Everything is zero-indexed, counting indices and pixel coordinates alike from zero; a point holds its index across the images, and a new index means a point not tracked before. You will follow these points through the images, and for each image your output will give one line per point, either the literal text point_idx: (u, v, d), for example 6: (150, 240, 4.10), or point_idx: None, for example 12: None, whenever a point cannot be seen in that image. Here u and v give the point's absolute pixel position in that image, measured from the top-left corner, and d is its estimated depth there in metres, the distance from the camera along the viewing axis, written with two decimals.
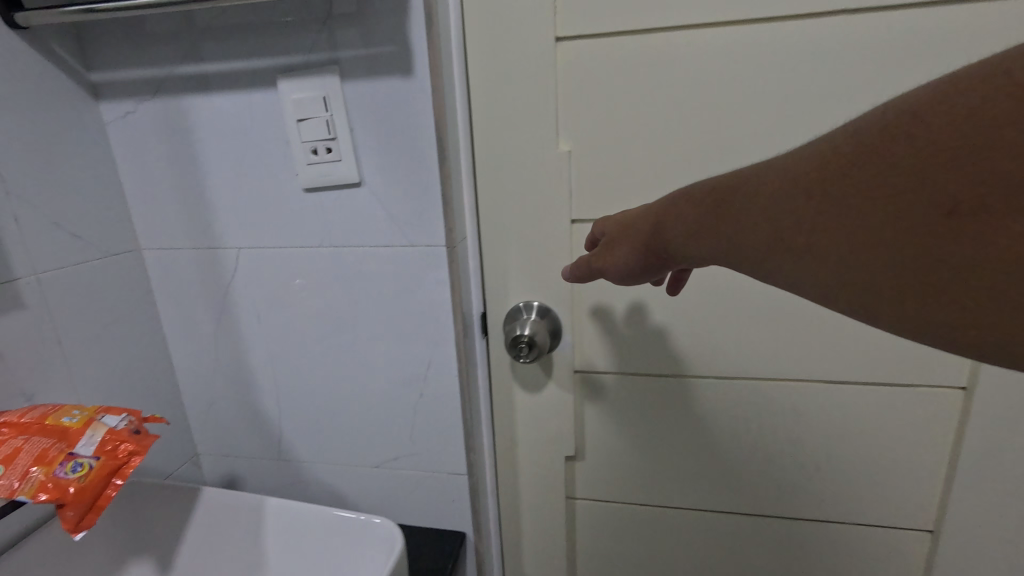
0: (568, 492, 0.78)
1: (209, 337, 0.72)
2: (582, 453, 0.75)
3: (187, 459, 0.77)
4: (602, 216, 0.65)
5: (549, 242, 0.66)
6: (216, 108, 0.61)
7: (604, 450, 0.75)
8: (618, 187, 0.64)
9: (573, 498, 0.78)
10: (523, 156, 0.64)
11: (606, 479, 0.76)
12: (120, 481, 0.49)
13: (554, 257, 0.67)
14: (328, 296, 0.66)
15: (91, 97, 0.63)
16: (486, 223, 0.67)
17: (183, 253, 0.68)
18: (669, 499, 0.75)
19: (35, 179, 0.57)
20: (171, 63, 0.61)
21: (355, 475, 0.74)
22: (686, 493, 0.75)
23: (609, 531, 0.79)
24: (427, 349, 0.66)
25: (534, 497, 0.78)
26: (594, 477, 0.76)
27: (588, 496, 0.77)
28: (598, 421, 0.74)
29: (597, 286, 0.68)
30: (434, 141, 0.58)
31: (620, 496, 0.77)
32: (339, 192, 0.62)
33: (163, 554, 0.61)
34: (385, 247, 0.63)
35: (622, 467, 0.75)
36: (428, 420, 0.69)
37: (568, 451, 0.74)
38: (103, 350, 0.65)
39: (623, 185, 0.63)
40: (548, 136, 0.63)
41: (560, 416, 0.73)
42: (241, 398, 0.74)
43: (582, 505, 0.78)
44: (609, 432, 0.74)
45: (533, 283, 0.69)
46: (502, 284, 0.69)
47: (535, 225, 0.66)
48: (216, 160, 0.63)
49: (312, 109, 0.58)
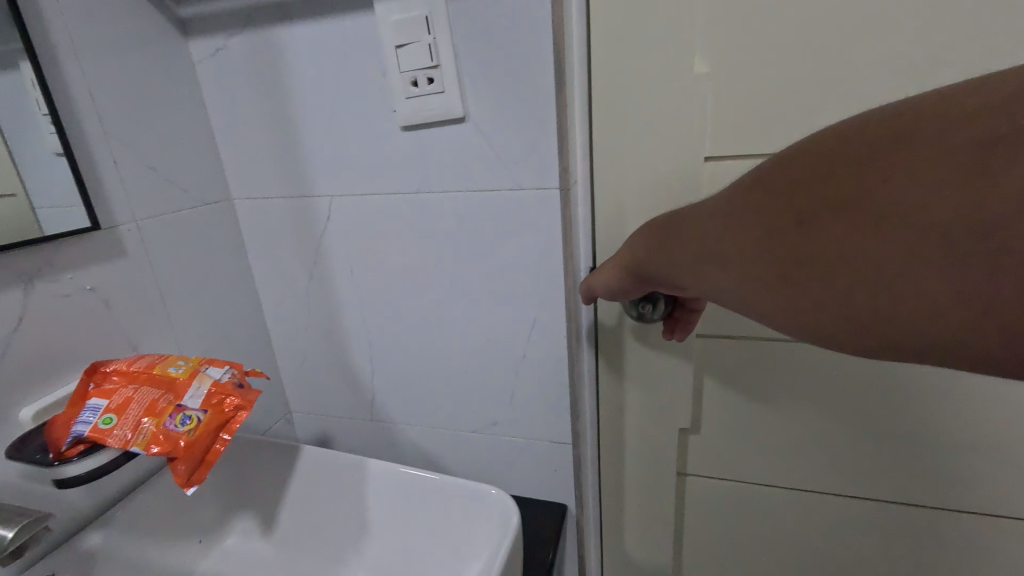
0: (679, 468, 0.71)
1: (302, 293, 0.69)
2: (697, 426, 0.68)
3: (281, 417, 0.76)
4: (743, 152, 0.55)
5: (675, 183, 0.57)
6: (308, 39, 0.56)
7: (724, 425, 0.67)
8: (764, 115, 0.53)
9: (683, 473, 0.71)
10: (650, 81, 0.54)
11: (724, 456, 0.68)
12: (228, 436, 0.46)
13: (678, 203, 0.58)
14: (425, 248, 0.61)
15: (181, 34, 0.60)
16: (601, 163, 0.58)
17: (275, 203, 0.65)
18: (796, 481, 0.67)
19: (131, 121, 0.55)
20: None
21: (449, 439, 0.70)
22: (818, 475, 0.66)
23: (722, 513, 0.72)
24: (533, 306, 0.60)
25: (639, 471, 0.71)
26: (710, 453, 0.69)
27: (701, 473, 0.70)
28: (719, 390, 0.65)
29: None
30: (551, 63, 0.50)
31: (738, 475, 0.69)
32: (440, 129, 0.55)
33: (265, 512, 0.60)
34: (490, 191, 0.56)
35: (744, 443, 0.67)
36: (530, 384, 0.64)
37: (682, 423, 0.67)
38: (200, 302, 0.63)
39: (773, 113, 0.53)
40: (683, 55, 0.53)
41: (676, 385, 0.65)
42: (335, 356, 0.71)
43: (693, 482, 0.71)
44: (731, 405, 0.65)
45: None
46: (616, 235, 0.61)
47: (661, 165, 0.57)
48: (309, 98, 0.58)
49: (414, 32, 0.51)
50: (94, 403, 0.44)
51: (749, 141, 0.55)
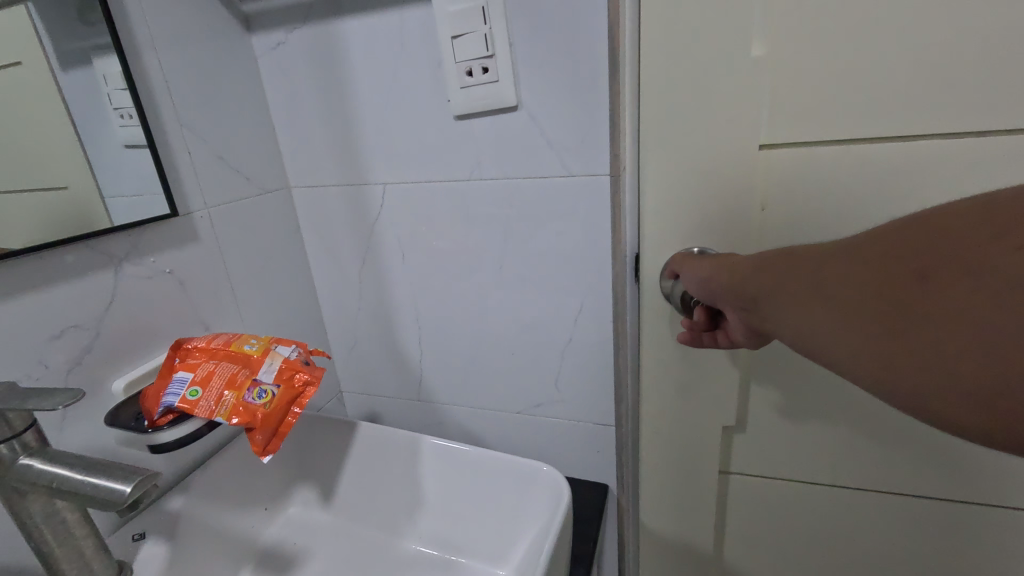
0: (721, 467, 0.63)
1: (354, 277, 0.72)
2: (743, 423, 0.60)
3: (333, 396, 0.80)
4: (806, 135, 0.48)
5: (727, 172, 0.51)
6: (366, 31, 0.58)
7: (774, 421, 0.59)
8: (835, 95, 0.46)
9: (726, 473, 0.63)
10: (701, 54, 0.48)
11: (773, 455, 0.61)
12: (299, 410, 0.49)
13: (732, 194, 0.51)
14: (476, 234, 0.63)
15: (245, 30, 0.63)
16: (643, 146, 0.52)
17: (331, 190, 0.68)
18: (855, 484, 0.59)
19: (203, 114, 0.58)
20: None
21: (495, 420, 0.72)
22: (880, 480, 0.58)
23: (768, 516, 0.64)
24: (581, 291, 0.62)
25: (671, 476, 0.64)
26: (757, 452, 0.61)
27: (747, 473, 0.63)
28: (770, 391, 0.58)
29: (786, 230, 0.52)
30: (606, 51, 0.51)
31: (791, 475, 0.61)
32: (493, 118, 0.57)
33: (324, 485, 0.63)
34: (541, 179, 0.58)
35: (799, 443, 0.59)
36: (576, 367, 0.65)
37: (726, 422, 0.60)
38: (263, 286, 0.67)
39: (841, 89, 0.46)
40: (742, 30, 0.46)
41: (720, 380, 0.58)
42: (384, 338, 0.74)
43: (736, 482, 0.64)
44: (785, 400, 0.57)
45: (701, 227, 0.53)
46: (656, 228, 0.54)
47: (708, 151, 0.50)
48: (365, 89, 0.60)
49: (470, 23, 0.53)
50: (180, 376, 0.48)
51: (816, 123, 0.48)
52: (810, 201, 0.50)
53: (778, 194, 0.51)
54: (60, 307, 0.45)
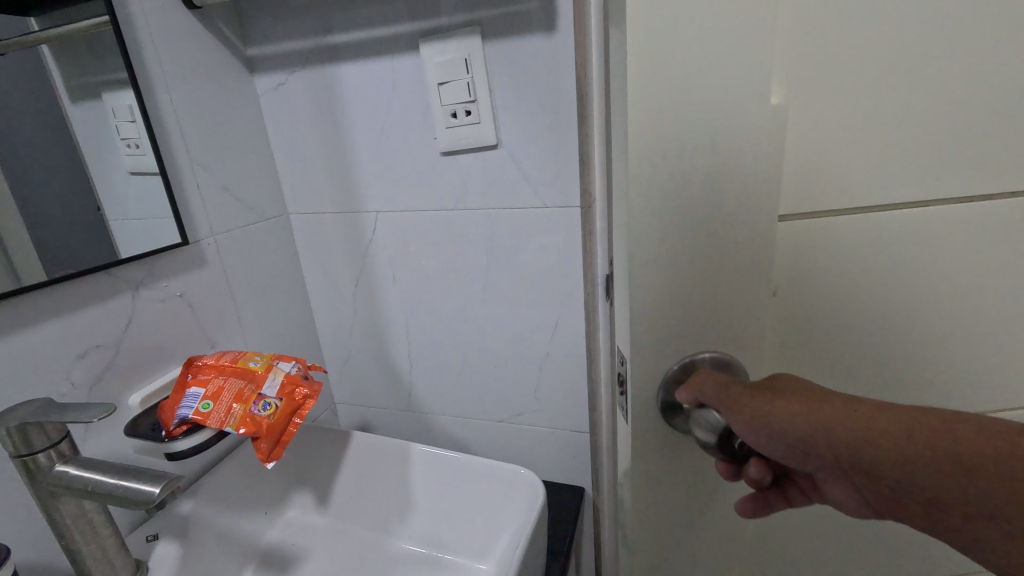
0: None
1: (348, 296, 0.78)
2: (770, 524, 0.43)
3: (327, 407, 0.85)
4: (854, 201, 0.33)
5: (743, 249, 0.34)
6: (360, 76, 0.64)
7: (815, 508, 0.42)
8: (893, 140, 0.32)
9: None
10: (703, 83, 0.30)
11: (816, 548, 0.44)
12: (300, 420, 0.54)
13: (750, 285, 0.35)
14: (461, 257, 0.69)
15: (248, 71, 0.68)
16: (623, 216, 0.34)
17: (327, 217, 0.73)
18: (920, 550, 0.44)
19: (210, 149, 0.63)
20: (319, 32, 0.64)
21: (480, 428, 0.78)
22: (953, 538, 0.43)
23: None
24: (556, 310, 0.68)
25: (641, 570, 0.44)
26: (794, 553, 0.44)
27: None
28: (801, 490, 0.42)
29: (816, 322, 0.36)
30: (575, 96, 0.58)
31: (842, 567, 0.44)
32: (475, 154, 0.63)
33: (320, 490, 0.68)
34: (519, 209, 0.64)
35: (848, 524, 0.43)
36: (553, 378, 0.72)
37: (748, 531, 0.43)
38: (263, 305, 0.72)
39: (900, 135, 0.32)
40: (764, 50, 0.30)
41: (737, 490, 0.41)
42: (376, 352, 0.80)
43: None
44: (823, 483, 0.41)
45: (705, 324, 0.36)
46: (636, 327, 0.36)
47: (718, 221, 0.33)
48: (359, 127, 0.66)
49: (454, 72, 0.59)
50: (193, 392, 0.53)
51: (866, 180, 0.32)
52: (857, 283, 0.35)
53: (808, 277, 0.35)
54: (84, 329, 0.50)
